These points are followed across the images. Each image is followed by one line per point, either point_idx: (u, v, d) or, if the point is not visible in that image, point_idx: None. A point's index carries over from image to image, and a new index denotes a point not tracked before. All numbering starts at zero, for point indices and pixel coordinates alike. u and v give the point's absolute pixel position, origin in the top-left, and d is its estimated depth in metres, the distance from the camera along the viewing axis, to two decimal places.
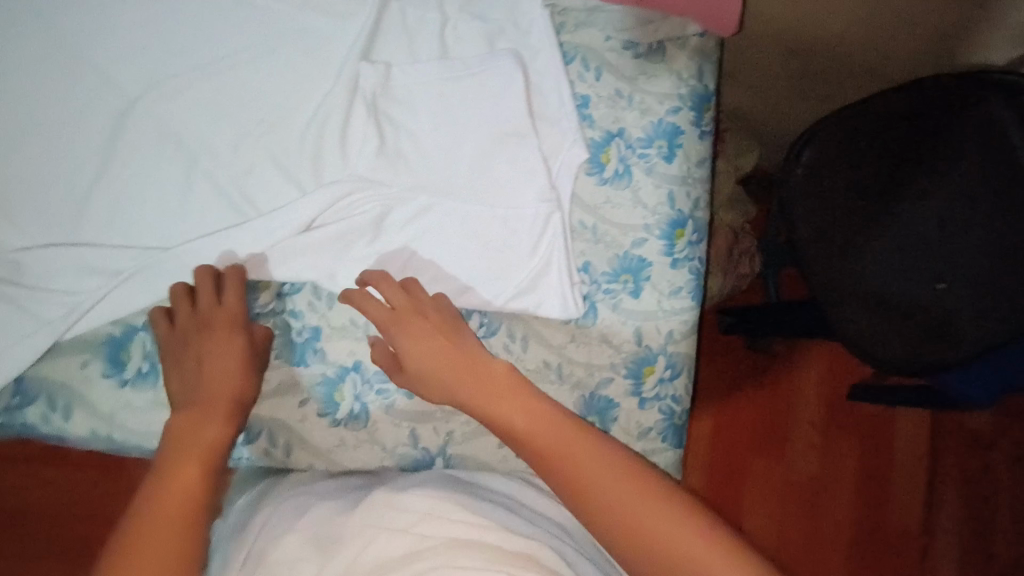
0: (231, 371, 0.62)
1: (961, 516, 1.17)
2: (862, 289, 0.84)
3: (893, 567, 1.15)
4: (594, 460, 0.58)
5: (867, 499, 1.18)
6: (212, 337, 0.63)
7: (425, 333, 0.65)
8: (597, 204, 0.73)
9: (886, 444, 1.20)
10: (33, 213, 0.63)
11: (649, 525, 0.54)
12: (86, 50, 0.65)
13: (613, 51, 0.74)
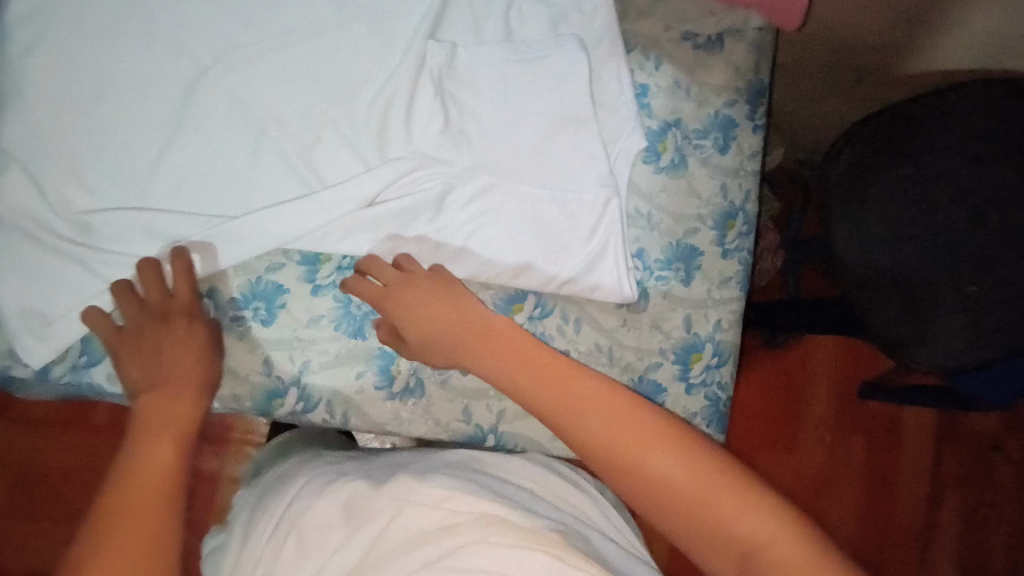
0: (193, 359, 0.60)
1: (958, 511, 1.22)
2: (900, 290, 0.74)
3: (895, 559, 1.20)
4: (619, 423, 0.54)
5: (871, 494, 1.22)
6: (172, 324, 0.61)
7: (421, 302, 0.63)
8: (653, 192, 0.73)
9: (890, 442, 1.24)
10: (102, 176, 0.63)
11: (681, 491, 0.50)
12: (159, 16, 0.65)
13: (674, 41, 0.75)
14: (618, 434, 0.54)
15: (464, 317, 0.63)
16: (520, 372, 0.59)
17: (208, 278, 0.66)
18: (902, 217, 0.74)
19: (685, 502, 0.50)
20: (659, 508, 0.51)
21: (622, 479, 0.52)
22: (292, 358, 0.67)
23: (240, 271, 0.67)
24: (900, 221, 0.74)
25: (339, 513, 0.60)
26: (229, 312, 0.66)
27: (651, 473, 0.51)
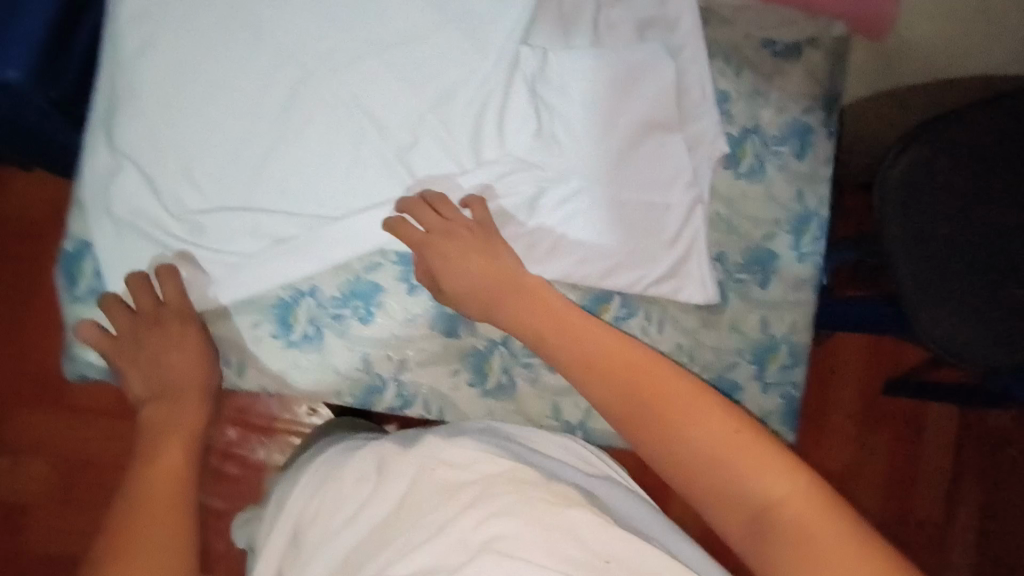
0: (189, 358, 0.63)
1: (981, 508, 1.23)
2: (955, 298, 0.76)
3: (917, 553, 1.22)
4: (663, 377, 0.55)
5: (895, 489, 1.24)
6: (168, 329, 0.63)
7: (461, 253, 0.64)
8: (733, 197, 0.75)
9: (915, 436, 1.25)
10: (212, 177, 0.64)
11: (707, 445, 0.51)
12: (264, 20, 0.65)
13: (754, 49, 0.77)
14: (657, 383, 0.55)
15: (507, 277, 0.64)
16: (569, 334, 0.61)
17: (310, 277, 0.68)
18: (932, 215, 0.76)
19: (706, 453, 0.51)
20: (684, 455, 0.51)
21: (646, 426, 0.53)
22: (389, 356, 0.69)
23: (340, 270, 0.68)
24: (931, 219, 0.76)
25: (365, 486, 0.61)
26: (330, 309, 0.68)
27: (683, 421, 0.52)
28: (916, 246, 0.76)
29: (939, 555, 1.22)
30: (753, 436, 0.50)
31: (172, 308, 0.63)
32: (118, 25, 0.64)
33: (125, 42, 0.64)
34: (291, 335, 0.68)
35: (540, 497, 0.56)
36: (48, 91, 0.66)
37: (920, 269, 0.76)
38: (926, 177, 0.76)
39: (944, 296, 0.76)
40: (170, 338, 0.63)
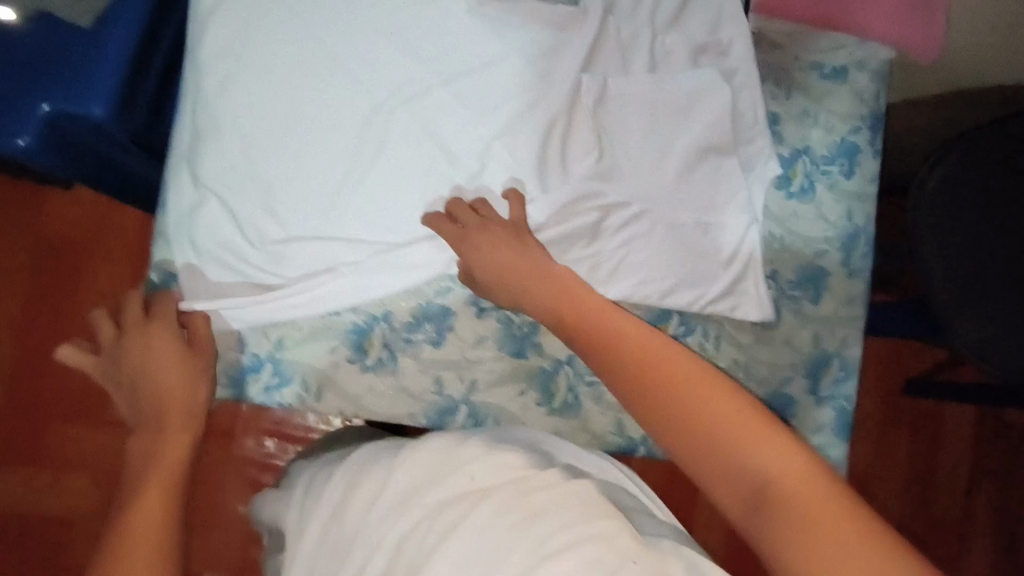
0: (173, 360, 0.60)
1: (996, 505, 1.26)
2: (990, 309, 0.73)
3: (937, 548, 1.25)
4: (652, 349, 0.51)
5: (914, 486, 1.27)
6: (156, 339, 0.61)
7: (495, 244, 0.64)
8: (784, 216, 0.78)
9: (934, 435, 1.28)
10: (292, 209, 0.66)
11: (706, 415, 0.45)
12: (340, 56, 0.67)
13: (802, 70, 0.78)
14: (644, 356, 0.51)
15: (529, 266, 0.62)
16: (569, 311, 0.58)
17: (383, 303, 0.70)
18: (969, 224, 0.74)
19: (697, 424, 0.46)
20: (673, 426, 0.46)
21: (649, 392, 0.48)
22: (460, 377, 0.72)
23: (412, 295, 0.70)
24: (968, 229, 0.74)
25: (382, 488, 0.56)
26: (403, 333, 0.70)
27: (674, 390, 0.47)
28: (944, 253, 0.73)
29: (958, 550, 1.26)
30: (750, 411, 0.45)
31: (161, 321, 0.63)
32: (199, 63, 0.66)
33: (205, 81, 0.66)
34: (366, 359, 0.70)
35: (561, 499, 0.53)
36: (131, 130, 0.68)
37: (949, 275, 0.73)
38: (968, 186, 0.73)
39: (981, 304, 0.73)
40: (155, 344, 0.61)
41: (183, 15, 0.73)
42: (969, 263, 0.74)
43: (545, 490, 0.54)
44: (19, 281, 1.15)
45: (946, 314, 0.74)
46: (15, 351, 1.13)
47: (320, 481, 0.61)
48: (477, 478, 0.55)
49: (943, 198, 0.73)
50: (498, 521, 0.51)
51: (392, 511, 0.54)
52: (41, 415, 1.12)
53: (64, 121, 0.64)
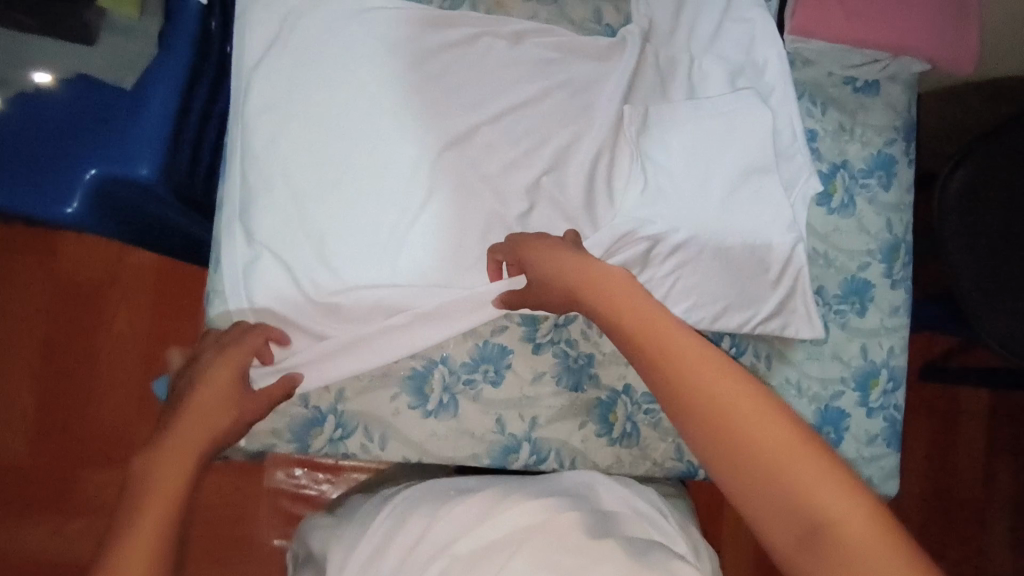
0: (230, 397, 0.58)
1: (1016, 484, 1.28)
2: (1009, 299, 0.80)
3: (960, 532, 1.27)
4: (689, 352, 0.44)
5: (935, 472, 1.28)
6: (223, 371, 0.59)
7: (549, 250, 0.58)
8: (827, 232, 0.78)
9: (952, 419, 1.29)
10: (346, 260, 0.65)
11: (756, 443, 0.40)
12: (389, 107, 0.66)
13: (836, 86, 0.80)
14: (676, 359, 0.44)
15: (550, 262, 0.57)
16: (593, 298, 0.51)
17: (441, 345, 0.70)
18: (987, 220, 0.81)
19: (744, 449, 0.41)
20: (719, 447, 0.41)
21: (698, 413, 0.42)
22: (521, 415, 0.71)
23: (468, 336, 0.71)
24: (986, 226, 0.81)
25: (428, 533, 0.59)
26: (462, 375, 0.70)
27: (716, 407, 0.42)
28: (968, 251, 0.81)
29: (980, 532, 1.27)
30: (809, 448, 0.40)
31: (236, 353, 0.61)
32: (246, 117, 0.65)
33: (253, 134, 0.65)
34: (427, 404, 0.69)
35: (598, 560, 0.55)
36: (176, 188, 0.66)
37: (972, 270, 0.81)
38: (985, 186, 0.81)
39: (999, 294, 0.80)
40: (217, 378, 0.58)
41: (216, 63, 0.71)
42: (988, 257, 0.81)
43: (586, 543, 0.56)
44: (28, 324, 1.07)
45: (966, 304, 0.81)
46: (31, 397, 1.06)
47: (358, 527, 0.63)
48: (519, 528, 0.58)
49: (962, 196, 0.81)
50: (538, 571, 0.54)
51: (434, 556, 0.57)
52: (65, 461, 1.06)
53: (111, 183, 0.62)
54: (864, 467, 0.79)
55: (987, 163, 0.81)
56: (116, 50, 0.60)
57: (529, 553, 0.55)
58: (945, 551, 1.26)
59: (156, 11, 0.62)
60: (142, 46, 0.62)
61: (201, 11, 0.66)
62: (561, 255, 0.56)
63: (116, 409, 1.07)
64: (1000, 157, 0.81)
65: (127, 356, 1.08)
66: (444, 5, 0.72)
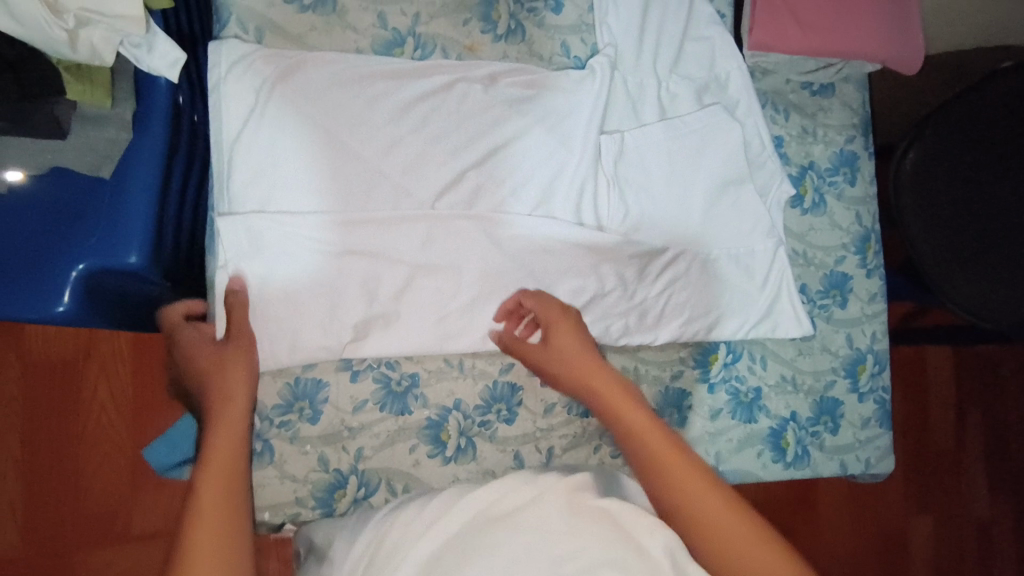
0: (228, 489, 0.50)
1: (984, 428, 1.35)
2: (966, 264, 0.84)
3: (940, 482, 1.33)
4: (691, 479, 0.51)
5: (910, 428, 1.33)
6: (211, 464, 0.51)
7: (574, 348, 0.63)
8: (803, 232, 0.83)
9: (920, 377, 1.34)
10: (350, 318, 0.65)
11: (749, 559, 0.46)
12: (381, 166, 0.66)
13: (795, 91, 0.86)
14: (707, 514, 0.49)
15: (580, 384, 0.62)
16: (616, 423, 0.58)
17: (454, 393, 0.70)
18: (940, 193, 0.85)
19: None
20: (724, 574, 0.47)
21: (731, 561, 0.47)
22: (538, 448, 0.73)
23: (478, 380, 0.71)
24: (939, 199, 0.85)
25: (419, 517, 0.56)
26: (477, 418, 0.71)
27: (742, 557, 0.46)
28: (927, 224, 0.85)
29: (956, 479, 1.34)
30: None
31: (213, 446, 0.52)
32: (232, 193, 0.63)
33: (240, 205, 0.62)
34: (445, 451, 0.70)
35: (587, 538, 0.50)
36: (166, 272, 0.64)
37: (933, 241, 0.84)
38: (937, 164, 0.84)
39: (956, 261, 0.84)
40: (208, 473, 0.50)
41: (188, 134, 0.67)
42: (944, 227, 0.84)
43: (572, 506, 0.53)
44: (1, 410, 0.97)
45: (925, 272, 0.85)
46: (14, 490, 0.96)
47: (355, 530, 0.60)
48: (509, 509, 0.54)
49: (913, 175, 0.85)
50: (522, 543, 0.50)
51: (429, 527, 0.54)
52: (61, 548, 0.97)
53: (98, 275, 0.59)
54: (861, 449, 0.83)
55: (936, 140, 0.84)
56: (89, 138, 0.58)
57: (514, 525, 0.51)
58: (927, 502, 1.33)
59: (127, 95, 0.60)
60: (116, 131, 0.59)
61: (172, 87, 0.63)
62: (588, 364, 0.62)
63: (108, 485, 0.99)
64: (953, 131, 0.84)
65: (112, 429, 1.00)
66: (415, 55, 0.72)
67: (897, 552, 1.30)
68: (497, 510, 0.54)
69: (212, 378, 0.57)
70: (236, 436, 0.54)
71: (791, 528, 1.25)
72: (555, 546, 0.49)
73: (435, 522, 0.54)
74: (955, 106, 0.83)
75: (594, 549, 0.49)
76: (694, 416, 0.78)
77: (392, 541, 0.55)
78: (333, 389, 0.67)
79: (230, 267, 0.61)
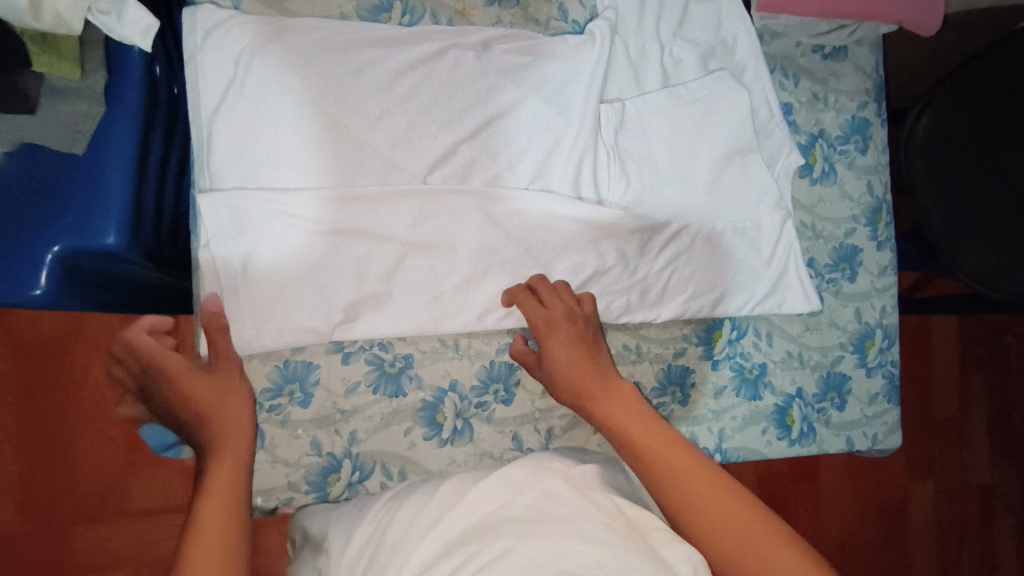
0: (230, 523, 0.46)
1: (988, 396, 1.33)
2: (981, 232, 0.80)
3: (943, 452, 1.32)
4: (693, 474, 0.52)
5: (916, 398, 1.31)
6: (209, 500, 0.47)
7: (569, 350, 0.63)
8: (812, 204, 0.80)
9: (926, 347, 1.32)
10: (340, 298, 0.63)
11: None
12: (371, 140, 0.63)
13: (805, 55, 0.82)
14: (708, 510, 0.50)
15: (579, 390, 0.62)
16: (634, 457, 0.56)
17: (450, 373, 0.69)
18: (955, 160, 0.81)
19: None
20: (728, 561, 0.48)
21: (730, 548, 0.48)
22: (537, 428, 0.72)
23: (474, 360, 0.70)
24: (954, 166, 0.81)
25: (415, 519, 0.54)
26: (474, 399, 0.70)
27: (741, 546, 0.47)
28: (939, 193, 0.82)
29: (960, 448, 1.33)
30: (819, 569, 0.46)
31: (213, 482, 0.49)
32: (212, 169, 0.59)
33: (222, 181, 0.59)
34: (441, 433, 0.69)
35: (591, 543, 0.47)
36: (146, 252, 0.60)
37: (945, 211, 0.81)
38: (951, 129, 0.81)
39: (971, 229, 0.80)
40: (208, 505, 0.47)
41: (166, 107, 0.64)
42: (958, 195, 0.81)
43: (583, 516, 0.50)
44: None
45: (938, 243, 0.81)
46: (10, 469, 0.95)
47: (353, 522, 0.59)
48: (515, 517, 0.51)
49: (924, 142, 0.82)
50: (533, 547, 0.46)
51: (428, 526, 0.53)
52: (62, 524, 0.96)
53: (76, 258, 0.54)
54: (868, 425, 0.81)
55: (950, 104, 0.80)
56: (60, 114, 0.53)
57: (523, 534, 0.48)
58: (930, 472, 1.32)
59: (96, 66, 0.56)
60: (88, 104, 0.55)
61: (146, 56, 0.59)
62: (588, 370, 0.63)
63: (105, 462, 0.98)
64: (969, 94, 0.79)
65: (108, 408, 0.99)
66: (404, 21, 0.69)
67: (900, 522, 1.30)
68: (503, 515, 0.51)
69: (209, 415, 0.54)
70: (238, 475, 0.50)
71: (794, 499, 1.24)
72: (568, 555, 0.46)
73: (435, 523, 0.52)
74: (971, 67, 0.79)
75: (608, 559, 0.46)
76: (697, 394, 0.76)
77: (392, 541, 0.53)
78: (324, 371, 0.66)
79: (212, 247, 0.59)
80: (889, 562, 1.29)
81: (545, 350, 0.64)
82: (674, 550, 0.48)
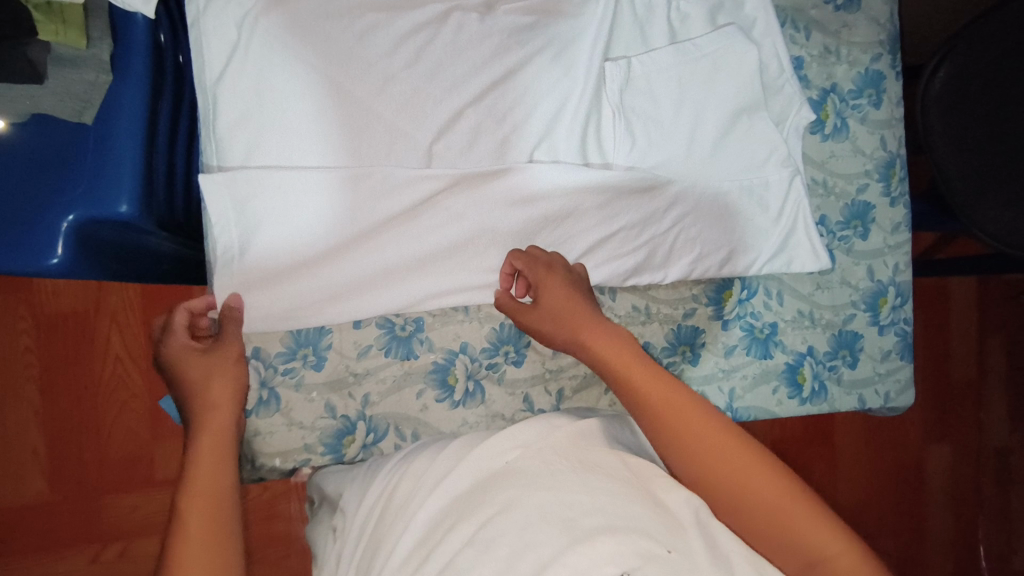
0: (222, 482, 0.47)
1: (1007, 360, 1.30)
2: (998, 186, 0.78)
3: (958, 414, 1.31)
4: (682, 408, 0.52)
5: (931, 360, 1.31)
6: (189, 544, 0.42)
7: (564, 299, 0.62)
8: (823, 160, 0.80)
9: (944, 309, 1.30)
10: (349, 267, 0.64)
11: (772, 504, 0.46)
12: (375, 105, 0.62)
13: (817, 6, 0.80)
14: (686, 435, 0.50)
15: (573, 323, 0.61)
16: (627, 395, 0.55)
17: (460, 337, 0.70)
18: (973, 115, 0.78)
19: (749, 506, 0.47)
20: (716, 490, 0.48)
21: (721, 480, 0.48)
22: (547, 389, 0.73)
23: (484, 323, 0.71)
24: (972, 121, 0.79)
25: (422, 479, 0.55)
26: (484, 361, 0.71)
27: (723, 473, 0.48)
28: (957, 148, 0.79)
29: (976, 409, 1.32)
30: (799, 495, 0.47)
31: (202, 479, 0.47)
32: (217, 142, 0.58)
33: (228, 158, 0.58)
34: (454, 395, 0.70)
35: (595, 498, 0.47)
36: (160, 220, 0.57)
37: (962, 168, 0.79)
38: (969, 83, 0.78)
39: (987, 185, 0.79)
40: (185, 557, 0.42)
41: (173, 76, 0.60)
42: (975, 151, 0.79)
43: (587, 470, 0.50)
44: (17, 362, 0.97)
45: (954, 199, 0.80)
46: (38, 440, 0.98)
47: (367, 480, 0.61)
48: (519, 467, 0.51)
49: (943, 98, 0.79)
50: (539, 497, 0.47)
51: (434, 484, 0.54)
52: (90, 494, 0.99)
53: (91, 226, 0.51)
54: (881, 382, 0.81)
55: (970, 57, 0.77)
56: (70, 82, 0.50)
57: (527, 486, 0.48)
58: (946, 436, 1.31)
59: (103, 34, 0.52)
60: (95, 74, 0.51)
61: (150, 22, 0.56)
62: (581, 321, 0.61)
63: (130, 434, 1.01)
64: (987, 47, 0.77)
65: (129, 379, 1.01)
66: None
67: (913, 483, 1.30)
68: (510, 467, 0.52)
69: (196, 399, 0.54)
70: (221, 452, 0.50)
71: (808, 462, 1.25)
72: (572, 505, 0.46)
73: (445, 476, 0.53)
74: (989, 20, 0.76)
75: (611, 505, 0.46)
76: (707, 354, 0.77)
77: (401, 495, 0.54)
78: (337, 335, 0.67)
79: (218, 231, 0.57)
80: (903, 523, 1.30)
81: (540, 297, 0.64)
82: (676, 495, 0.48)
